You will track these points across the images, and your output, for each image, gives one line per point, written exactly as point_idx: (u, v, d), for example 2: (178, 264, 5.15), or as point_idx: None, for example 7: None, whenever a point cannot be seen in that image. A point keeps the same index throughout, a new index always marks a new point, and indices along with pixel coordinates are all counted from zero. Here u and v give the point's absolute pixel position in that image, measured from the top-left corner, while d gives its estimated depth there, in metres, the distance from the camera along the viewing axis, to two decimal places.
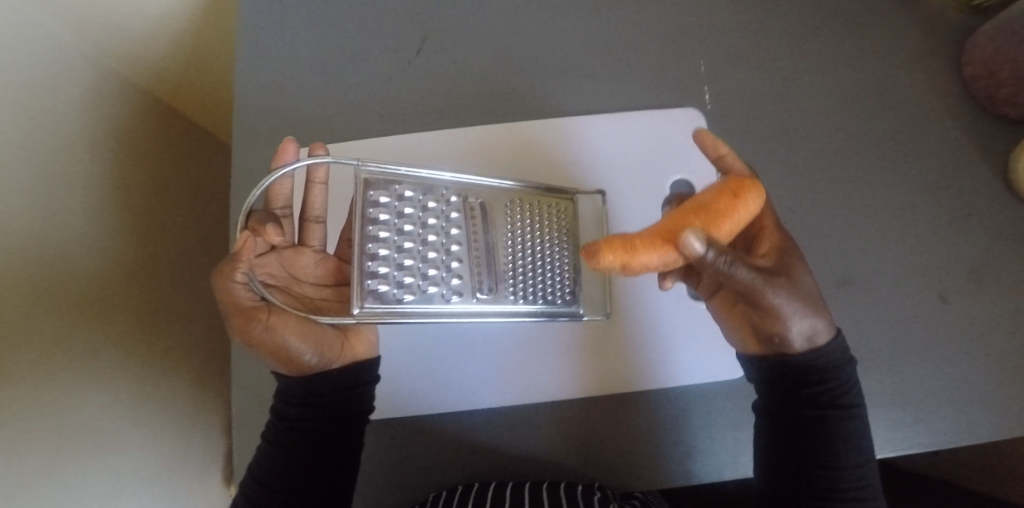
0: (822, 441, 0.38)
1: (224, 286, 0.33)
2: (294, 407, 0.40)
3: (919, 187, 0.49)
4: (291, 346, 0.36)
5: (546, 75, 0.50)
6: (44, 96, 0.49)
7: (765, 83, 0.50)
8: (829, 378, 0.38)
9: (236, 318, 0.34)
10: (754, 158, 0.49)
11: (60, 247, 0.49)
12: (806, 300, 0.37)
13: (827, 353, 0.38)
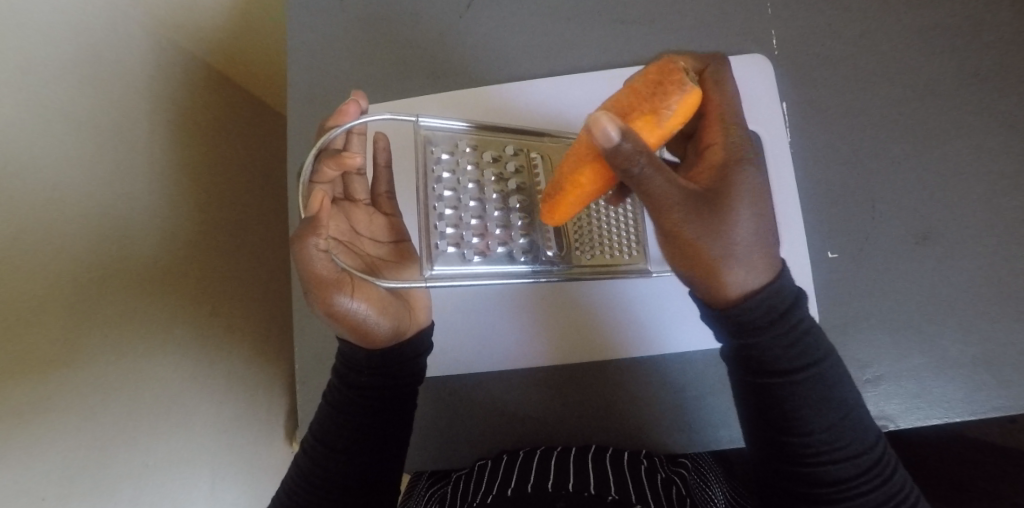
0: (785, 420, 0.31)
1: (305, 252, 0.31)
2: (362, 376, 0.38)
3: (1012, 132, 0.45)
4: (368, 314, 0.35)
5: (598, 26, 0.48)
6: (101, 73, 0.51)
7: (835, 27, 0.46)
8: (769, 333, 0.30)
9: (316, 286, 0.32)
10: (824, 112, 0.46)
11: (121, 221, 0.51)
12: (742, 229, 0.29)
13: (770, 299, 0.30)
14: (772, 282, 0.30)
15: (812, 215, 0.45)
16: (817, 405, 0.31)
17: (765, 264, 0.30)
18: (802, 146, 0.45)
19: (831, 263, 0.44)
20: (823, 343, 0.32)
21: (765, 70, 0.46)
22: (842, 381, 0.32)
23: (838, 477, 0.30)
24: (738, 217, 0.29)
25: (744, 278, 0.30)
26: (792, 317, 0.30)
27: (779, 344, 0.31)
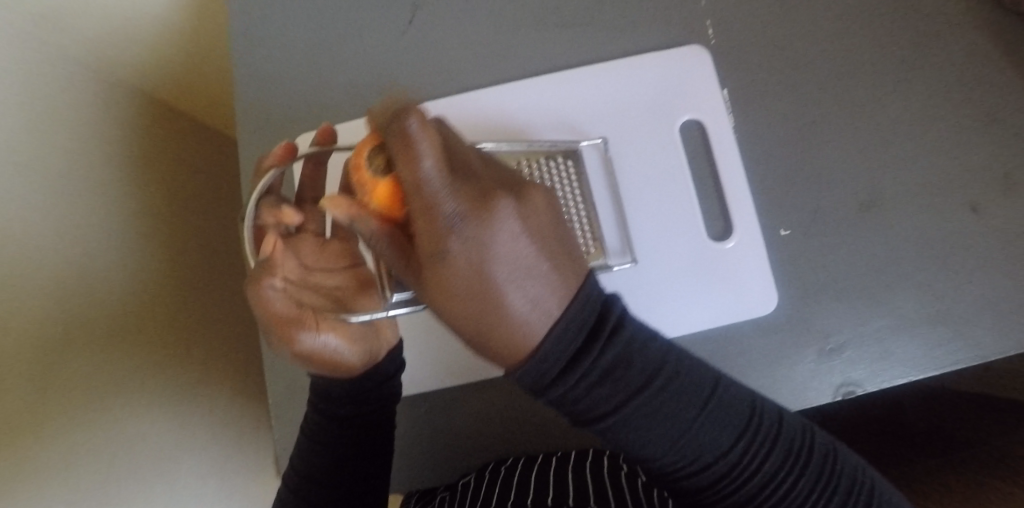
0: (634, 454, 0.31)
1: (260, 296, 0.31)
2: (341, 408, 0.38)
3: (943, 97, 0.47)
4: (333, 347, 0.34)
5: (539, 31, 0.49)
6: (50, 120, 0.49)
7: (767, 11, 0.48)
8: (565, 386, 0.28)
9: (278, 328, 0.32)
10: (762, 95, 0.47)
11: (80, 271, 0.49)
12: (473, 304, 0.26)
13: (538, 370, 0.27)
14: (546, 332, 0.27)
15: (763, 196, 0.46)
16: (657, 435, 0.30)
17: (536, 318, 0.27)
18: (746, 130, 0.47)
19: (785, 240, 0.45)
20: (650, 360, 0.30)
21: (704, 58, 0.47)
22: (686, 389, 0.30)
23: (701, 485, 0.32)
24: (499, 292, 0.26)
25: (506, 345, 0.27)
26: (598, 342, 0.28)
27: (599, 389, 0.28)
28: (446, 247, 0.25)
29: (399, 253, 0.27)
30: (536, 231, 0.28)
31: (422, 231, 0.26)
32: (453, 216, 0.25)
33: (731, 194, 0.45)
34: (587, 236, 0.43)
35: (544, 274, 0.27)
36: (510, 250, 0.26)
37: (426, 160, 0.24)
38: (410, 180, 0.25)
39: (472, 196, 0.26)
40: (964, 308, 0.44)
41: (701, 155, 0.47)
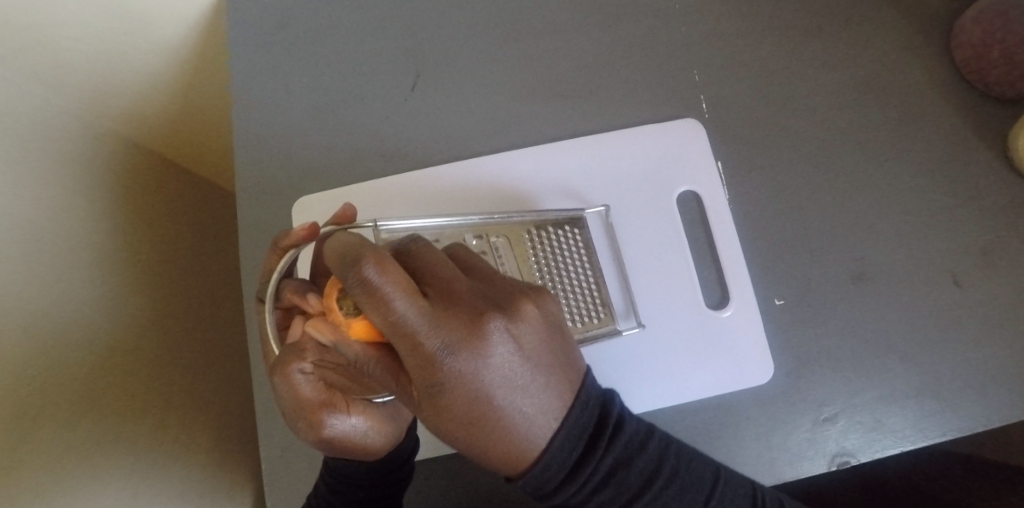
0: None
1: (288, 382, 0.29)
2: (357, 491, 0.39)
3: (923, 174, 0.49)
4: (360, 430, 0.32)
5: (541, 100, 0.51)
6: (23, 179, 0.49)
7: (757, 90, 0.50)
8: (567, 493, 0.33)
9: (306, 414, 0.30)
10: (755, 168, 0.49)
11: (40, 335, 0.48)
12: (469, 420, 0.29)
13: (529, 481, 0.31)
14: (552, 440, 0.31)
15: (757, 267, 0.47)
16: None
17: (535, 430, 0.30)
18: (740, 202, 0.48)
19: (779, 309, 0.46)
20: (649, 461, 0.36)
21: (699, 133, 0.49)
22: (686, 489, 0.37)
23: None
24: (502, 412, 0.29)
25: (509, 458, 0.31)
26: (598, 451, 0.33)
27: (601, 491, 0.34)
28: (438, 380, 0.27)
29: (393, 378, 0.29)
30: (531, 342, 0.30)
31: (416, 369, 0.27)
32: (440, 350, 0.26)
33: (727, 264, 0.47)
34: (596, 303, 0.43)
35: (537, 390, 0.30)
36: (503, 372, 0.29)
37: (399, 304, 0.25)
38: (389, 326, 0.25)
39: (457, 327, 0.27)
40: (951, 378, 0.46)
41: (698, 225, 0.48)
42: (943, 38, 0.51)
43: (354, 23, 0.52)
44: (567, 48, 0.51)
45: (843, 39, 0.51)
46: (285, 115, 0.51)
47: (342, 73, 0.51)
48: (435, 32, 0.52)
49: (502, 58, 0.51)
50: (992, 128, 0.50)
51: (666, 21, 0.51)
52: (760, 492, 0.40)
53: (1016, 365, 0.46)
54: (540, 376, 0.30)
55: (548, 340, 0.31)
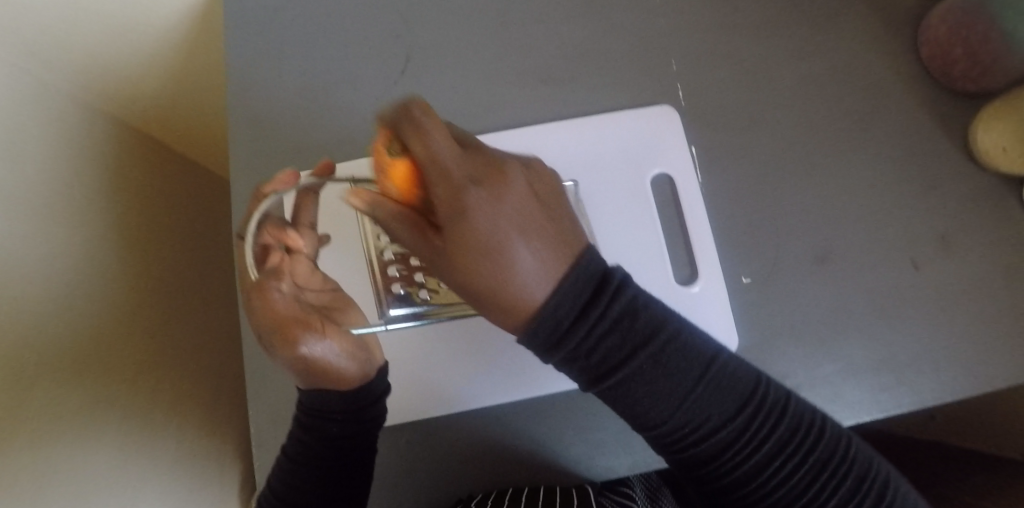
0: (640, 414, 0.33)
1: (266, 301, 0.35)
2: (333, 424, 0.39)
3: (886, 164, 0.52)
4: (330, 354, 0.36)
5: (525, 84, 0.53)
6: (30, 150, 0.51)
7: (732, 80, 0.53)
8: (577, 339, 0.30)
9: (281, 331, 0.35)
10: (728, 154, 0.51)
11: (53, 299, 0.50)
12: (494, 271, 0.28)
13: (540, 324, 0.29)
14: (552, 294, 0.29)
15: (726, 247, 0.50)
16: (660, 390, 0.32)
17: (536, 281, 0.28)
18: (712, 186, 0.51)
19: (746, 287, 0.49)
20: (653, 320, 0.32)
21: (675, 118, 0.51)
22: (688, 350, 0.33)
23: (706, 456, 0.34)
24: (508, 256, 0.28)
25: (513, 307, 0.29)
26: (605, 300, 0.30)
27: (606, 342, 0.30)
28: (462, 214, 0.27)
29: (417, 235, 0.28)
30: (524, 192, 0.29)
31: (442, 205, 0.27)
32: (466, 187, 0.26)
33: (697, 244, 0.49)
34: None
35: (540, 248, 0.29)
36: (510, 223, 0.28)
37: (437, 142, 0.25)
38: (423, 160, 0.25)
39: (478, 167, 0.28)
40: (906, 356, 0.48)
41: (670, 207, 0.51)
42: (911, 35, 0.54)
43: (349, 8, 0.54)
44: (552, 35, 0.53)
45: (816, 34, 0.54)
46: (278, 92, 0.53)
47: (336, 55, 0.53)
48: (426, 19, 0.54)
49: (490, 45, 0.53)
50: (953, 122, 0.53)
51: (647, 12, 0.54)
52: (769, 380, 0.35)
53: (967, 344, 0.49)
54: (537, 236, 0.29)
55: (538, 203, 0.29)
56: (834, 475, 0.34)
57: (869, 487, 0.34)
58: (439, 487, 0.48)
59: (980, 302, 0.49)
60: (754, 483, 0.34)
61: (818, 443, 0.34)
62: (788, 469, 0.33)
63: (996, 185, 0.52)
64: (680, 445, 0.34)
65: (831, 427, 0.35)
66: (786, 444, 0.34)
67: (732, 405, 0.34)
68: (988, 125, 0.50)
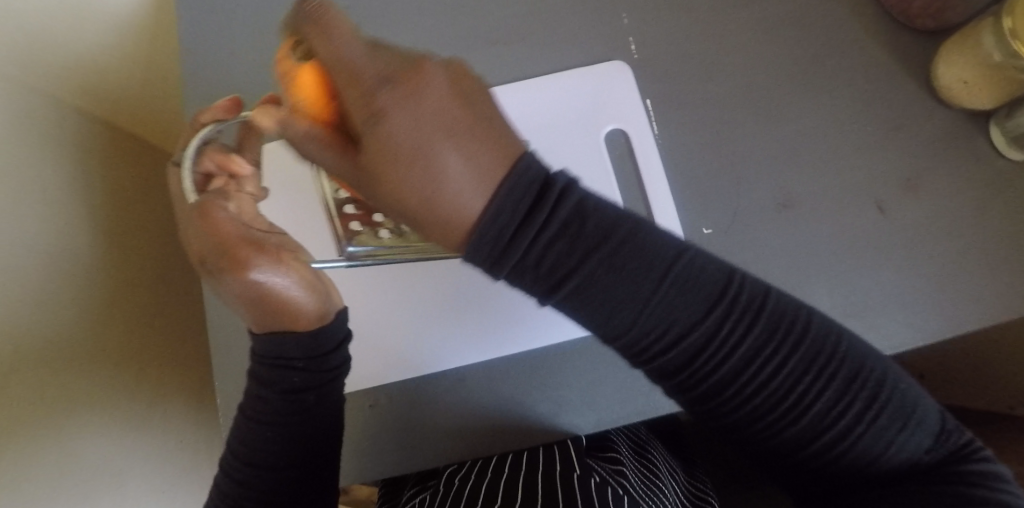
0: (597, 327, 0.29)
1: (207, 217, 0.28)
2: (295, 373, 0.34)
3: (846, 107, 0.51)
4: (290, 283, 0.30)
5: (477, 45, 0.52)
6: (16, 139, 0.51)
7: (686, 31, 0.52)
8: (523, 242, 0.25)
9: (227, 252, 0.28)
10: (684, 106, 0.51)
11: (33, 288, 0.50)
12: (416, 181, 0.23)
13: (480, 233, 0.25)
14: (490, 202, 0.24)
15: (685, 200, 0.49)
16: (618, 298, 0.28)
17: (466, 188, 0.24)
18: (668, 139, 0.50)
19: (707, 238, 0.48)
20: (604, 218, 0.27)
21: (628, 73, 0.51)
22: (648, 250, 0.28)
23: (676, 363, 0.30)
24: (434, 162, 0.23)
25: (443, 226, 0.25)
26: (550, 201, 0.25)
27: (553, 245, 0.26)
28: (378, 118, 0.22)
29: (342, 156, 0.24)
30: (444, 89, 0.24)
31: (353, 106, 0.22)
32: (382, 87, 0.22)
33: (654, 197, 0.49)
34: None
35: (470, 150, 0.24)
36: (434, 125, 0.23)
37: (345, 42, 0.22)
38: (328, 64, 0.22)
39: (395, 62, 0.23)
40: (873, 298, 0.48)
41: (626, 162, 0.50)
42: None
43: None
44: None
45: None
46: (228, 70, 0.53)
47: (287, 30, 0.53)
48: None
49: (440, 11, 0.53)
50: (915, 61, 0.52)
51: None
52: (743, 277, 0.31)
53: (935, 285, 0.48)
54: (468, 139, 0.24)
55: (461, 99, 0.24)
56: (820, 377, 0.30)
57: (860, 388, 0.30)
58: (404, 453, 0.48)
59: (949, 240, 0.49)
60: (730, 390, 0.30)
61: (800, 342, 0.30)
62: (767, 372, 0.30)
63: (960, 122, 0.51)
64: (645, 359, 0.30)
65: (816, 326, 0.31)
66: (764, 347, 0.30)
67: (701, 306, 0.29)
68: (949, 58, 0.48)
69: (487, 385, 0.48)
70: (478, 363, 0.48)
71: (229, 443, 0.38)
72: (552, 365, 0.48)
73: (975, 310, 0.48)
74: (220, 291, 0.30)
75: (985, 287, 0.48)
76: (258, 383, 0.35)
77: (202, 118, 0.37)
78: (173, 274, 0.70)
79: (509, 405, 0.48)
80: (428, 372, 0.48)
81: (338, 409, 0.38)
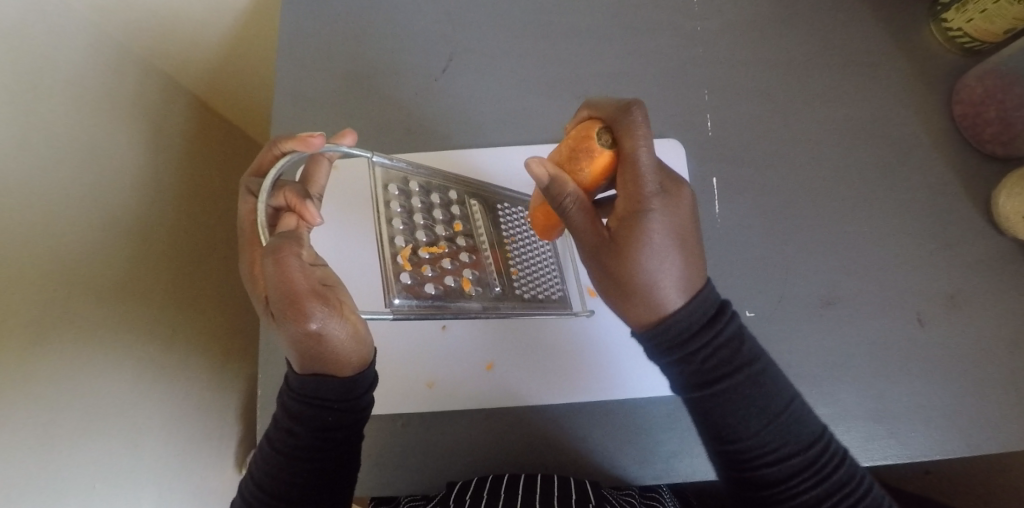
0: (730, 425, 0.35)
1: (282, 265, 0.31)
2: (334, 413, 0.38)
3: (903, 216, 0.53)
4: (338, 332, 0.34)
5: (559, 99, 0.55)
6: (84, 104, 0.54)
7: (759, 117, 0.54)
8: (704, 341, 0.35)
9: (293, 302, 0.32)
10: (745, 191, 0.53)
11: (89, 249, 0.53)
12: (660, 261, 0.35)
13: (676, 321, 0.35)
14: (685, 304, 0.35)
15: (729, 280, 0.52)
16: (750, 411, 0.34)
17: (668, 286, 0.35)
18: (722, 219, 0.53)
19: (750, 321, 0.51)
20: (753, 349, 0.36)
21: (680, 150, 0.53)
22: (772, 385, 0.35)
23: (773, 479, 0.34)
24: (664, 259, 0.35)
25: (649, 300, 0.35)
26: (722, 320, 0.35)
27: (719, 350, 0.35)
28: (647, 212, 0.35)
29: (586, 213, 0.37)
30: (671, 211, 0.36)
31: (622, 210, 0.36)
32: (652, 190, 0.36)
33: None
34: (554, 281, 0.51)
35: (682, 253, 0.36)
36: (667, 228, 0.36)
37: (643, 150, 0.35)
38: (625, 167, 0.35)
39: (668, 183, 0.37)
40: (898, 407, 0.49)
41: None
42: (947, 93, 0.54)
43: (401, 8, 0.56)
44: (592, 54, 0.55)
45: (849, 84, 0.55)
46: (320, 74, 0.55)
47: (385, 50, 0.55)
48: (475, 26, 0.55)
49: (531, 57, 0.55)
50: (978, 183, 0.53)
51: (686, 42, 0.55)
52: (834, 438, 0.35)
53: (962, 404, 0.49)
54: (685, 247, 0.36)
55: (689, 220, 0.37)
56: None
57: None
58: (424, 471, 0.52)
59: (983, 363, 0.50)
60: None
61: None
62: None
63: (1013, 254, 0.51)
64: (753, 465, 0.34)
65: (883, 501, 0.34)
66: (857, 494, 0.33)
67: (803, 441, 0.34)
68: (1011, 191, 0.49)
69: (515, 422, 0.52)
70: (501, 408, 0.52)
71: (249, 468, 0.40)
72: (567, 418, 0.52)
73: (998, 435, 0.49)
74: (276, 331, 0.34)
75: (1011, 415, 0.49)
76: (293, 419, 0.38)
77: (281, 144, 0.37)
78: (221, 249, 0.74)
79: (539, 441, 0.52)
80: (446, 407, 0.52)
81: (355, 447, 0.42)
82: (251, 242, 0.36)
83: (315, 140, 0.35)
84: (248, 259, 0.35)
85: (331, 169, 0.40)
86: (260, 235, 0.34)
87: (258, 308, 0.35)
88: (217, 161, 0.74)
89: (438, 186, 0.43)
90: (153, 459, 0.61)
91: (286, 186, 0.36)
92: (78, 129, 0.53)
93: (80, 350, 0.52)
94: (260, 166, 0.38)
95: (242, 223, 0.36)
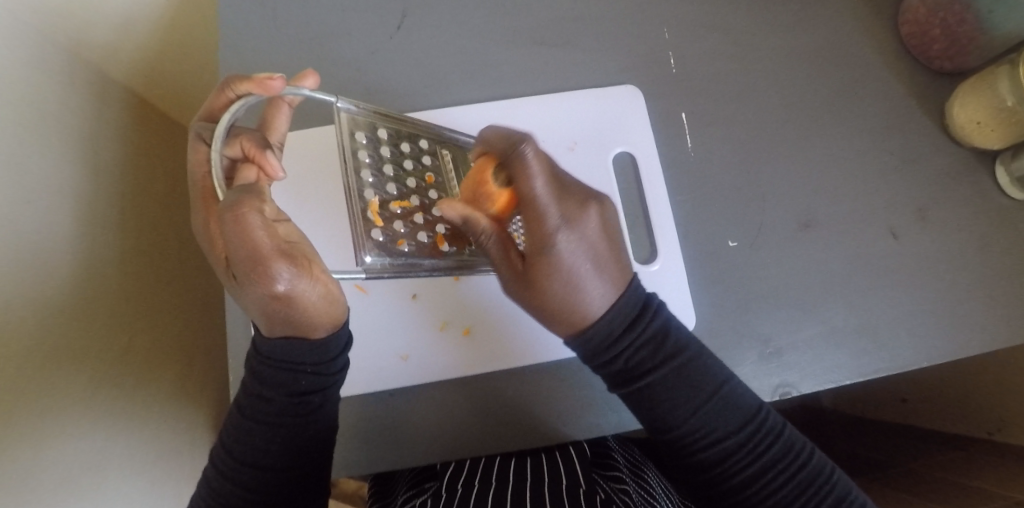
0: (658, 418, 0.38)
1: (242, 223, 0.27)
2: (305, 376, 0.36)
3: (865, 137, 0.54)
4: (311, 293, 0.31)
5: (519, 49, 0.53)
6: (16, 91, 0.50)
7: (719, 52, 0.54)
8: (627, 346, 0.37)
9: (257, 264, 0.28)
10: (714, 126, 0.53)
11: (27, 245, 0.48)
12: (572, 278, 0.36)
13: (589, 333, 0.37)
14: (606, 310, 0.37)
15: (707, 214, 0.51)
16: (680, 403, 0.37)
17: (597, 302, 0.37)
18: (694, 156, 0.53)
19: (732, 251, 0.51)
20: (679, 339, 0.38)
21: (639, 95, 0.53)
22: (702, 373, 0.38)
23: (711, 459, 0.38)
24: (580, 286, 0.36)
25: (566, 317, 0.37)
26: (640, 323, 0.38)
27: (641, 351, 0.38)
28: (549, 245, 0.35)
29: (503, 249, 0.38)
30: (585, 239, 0.36)
31: (531, 232, 0.36)
32: (557, 223, 0.35)
33: (665, 219, 0.51)
34: None
35: (603, 272, 0.37)
36: (584, 251, 0.36)
37: (538, 183, 0.34)
38: (524, 194, 0.34)
39: (576, 198, 0.36)
40: (882, 320, 0.50)
41: (633, 182, 0.52)
42: (893, 15, 0.56)
43: None
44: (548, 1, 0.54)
45: (802, 14, 0.56)
46: (267, 41, 0.52)
47: (335, 13, 0.53)
48: None
49: (485, 10, 0.54)
50: (931, 98, 0.54)
51: None
52: (767, 412, 0.39)
53: (940, 310, 0.50)
54: (604, 266, 0.37)
55: (607, 240, 0.38)
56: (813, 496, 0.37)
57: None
58: (406, 449, 0.49)
59: (955, 268, 0.51)
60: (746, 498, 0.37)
61: (805, 468, 0.37)
62: (767, 483, 0.37)
63: (969, 163, 0.53)
64: (691, 451, 0.38)
65: (814, 460, 0.38)
66: (778, 464, 0.37)
67: (737, 422, 0.38)
68: (963, 101, 0.50)
69: (493, 391, 0.50)
70: (478, 375, 0.50)
71: (219, 438, 0.39)
72: (542, 379, 0.51)
73: (977, 335, 0.50)
74: (240, 294, 0.31)
75: (985, 314, 0.50)
76: (261, 381, 0.36)
77: (235, 86, 0.34)
78: (171, 249, 0.69)
79: (520, 411, 0.50)
80: (425, 379, 0.50)
81: (332, 412, 0.40)
82: (204, 197, 0.33)
83: (275, 82, 0.33)
84: (205, 219, 0.32)
85: (291, 114, 0.38)
86: (216, 190, 0.31)
87: (218, 270, 0.32)
88: (157, 158, 0.69)
89: (407, 135, 0.41)
90: (119, 475, 0.56)
91: (241, 134, 0.34)
92: (11, 119, 0.48)
93: (32, 356, 0.46)
94: (212, 111, 0.35)
95: (193, 173, 0.34)
